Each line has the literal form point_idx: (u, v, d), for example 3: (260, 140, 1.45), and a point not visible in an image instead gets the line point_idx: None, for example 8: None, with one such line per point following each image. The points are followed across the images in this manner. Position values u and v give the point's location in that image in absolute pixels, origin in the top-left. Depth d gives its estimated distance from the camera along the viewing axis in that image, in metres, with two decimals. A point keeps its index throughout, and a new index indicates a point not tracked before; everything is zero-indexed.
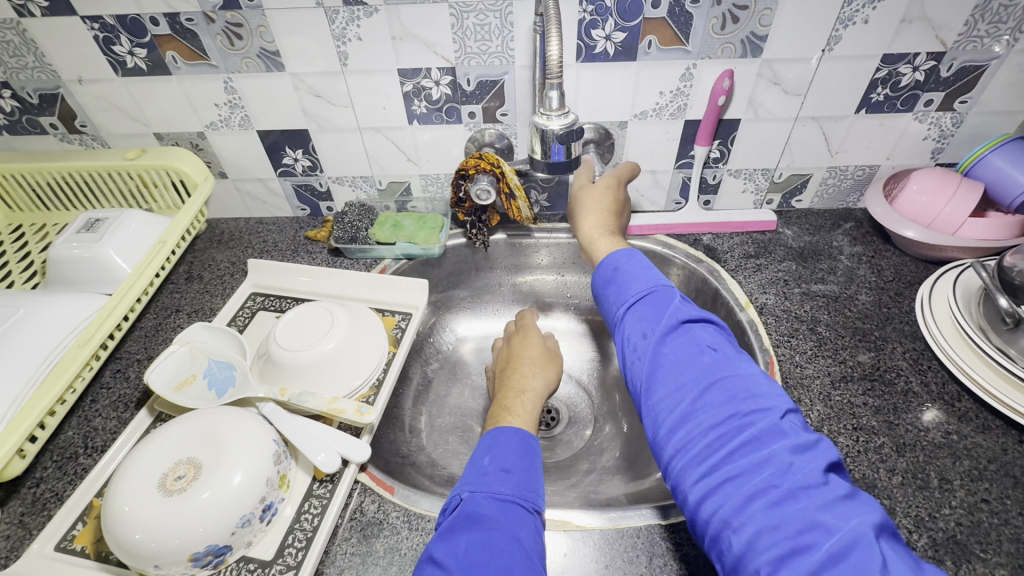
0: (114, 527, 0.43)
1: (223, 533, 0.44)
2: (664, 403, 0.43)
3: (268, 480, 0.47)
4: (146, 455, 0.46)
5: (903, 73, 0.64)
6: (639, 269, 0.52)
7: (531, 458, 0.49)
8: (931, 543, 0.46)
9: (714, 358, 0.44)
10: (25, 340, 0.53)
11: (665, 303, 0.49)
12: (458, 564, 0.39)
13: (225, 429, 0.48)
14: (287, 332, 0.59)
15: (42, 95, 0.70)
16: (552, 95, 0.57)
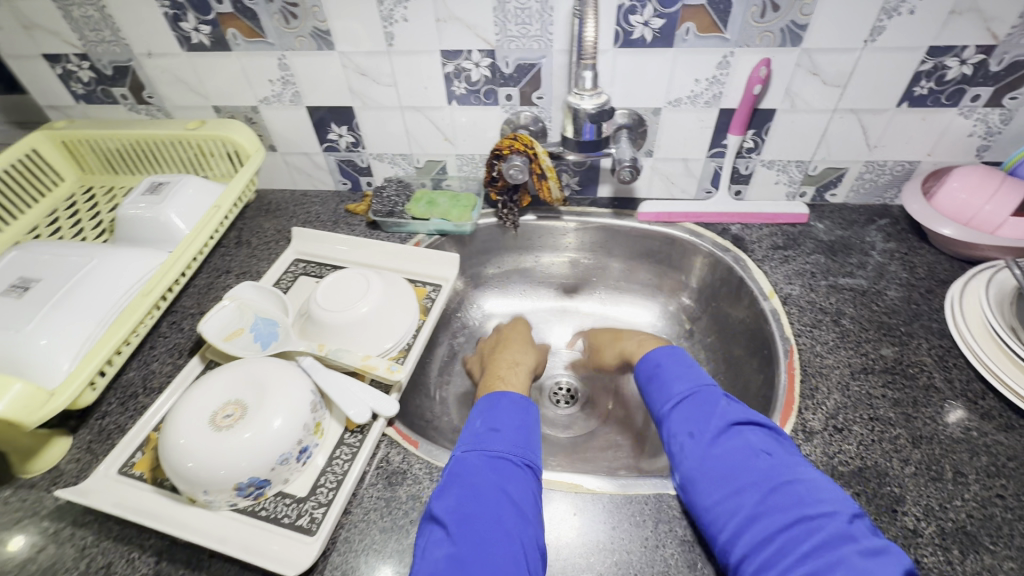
0: (170, 455, 0.47)
1: (264, 469, 0.48)
2: (723, 506, 0.46)
3: (305, 426, 0.51)
4: (199, 398, 0.50)
5: (949, 66, 0.63)
6: (680, 372, 0.60)
7: (524, 416, 0.57)
8: (939, 532, 0.46)
9: (770, 461, 0.47)
10: (97, 286, 0.58)
11: (713, 406, 0.53)
12: (450, 514, 0.45)
13: (270, 378, 0.52)
14: (327, 293, 0.63)
15: (116, 68, 0.76)
16: (587, 75, 0.61)
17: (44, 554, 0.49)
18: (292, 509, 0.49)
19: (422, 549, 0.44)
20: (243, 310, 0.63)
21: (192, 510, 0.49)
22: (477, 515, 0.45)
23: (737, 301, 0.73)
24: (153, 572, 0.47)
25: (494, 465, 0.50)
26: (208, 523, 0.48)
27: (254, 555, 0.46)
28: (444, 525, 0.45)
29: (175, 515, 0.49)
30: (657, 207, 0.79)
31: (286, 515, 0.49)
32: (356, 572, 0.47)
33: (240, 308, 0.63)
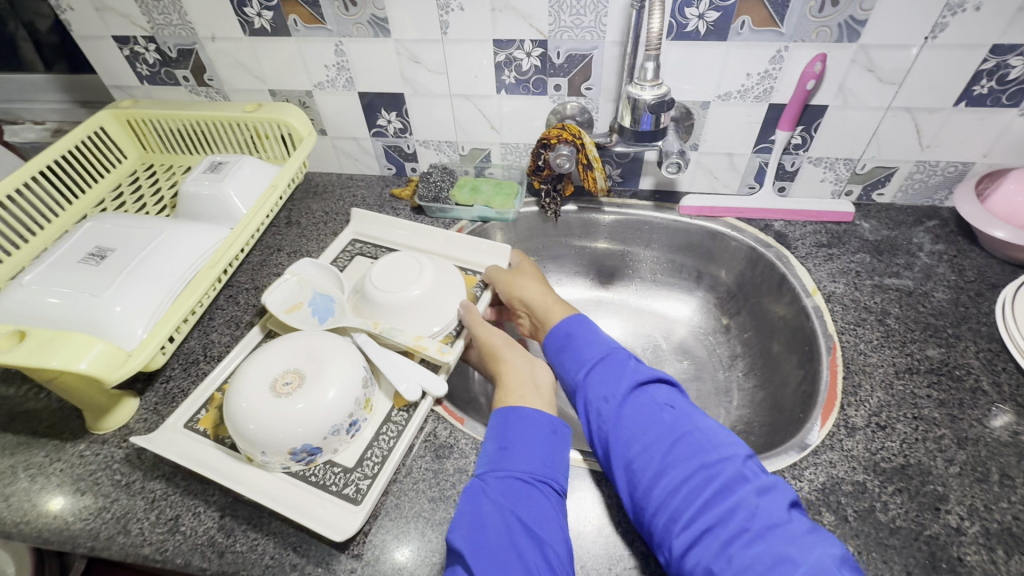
0: (234, 414, 0.50)
1: (316, 437, 0.50)
2: (637, 464, 0.47)
3: (356, 401, 0.53)
4: (259, 364, 0.52)
5: (1012, 66, 0.62)
6: (589, 336, 0.59)
7: (536, 429, 0.51)
8: (983, 531, 0.46)
9: (673, 415, 0.49)
10: (167, 258, 0.62)
11: (621, 368, 0.54)
12: (467, 545, 0.43)
13: (326, 350, 0.54)
14: (382, 274, 0.66)
15: (181, 50, 0.79)
16: (649, 66, 0.62)
17: (117, 504, 0.52)
18: (341, 476, 0.52)
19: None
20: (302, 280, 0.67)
21: (249, 470, 0.52)
22: (488, 547, 0.43)
23: (777, 297, 0.73)
24: (217, 525, 0.50)
25: (505, 487, 0.47)
26: (263, 484, 0.51)
27: (304, 516, 0.48)
28: (463, 560, 0.43)
29: (234, 472, 0.51)
30: (699, 201, 0.79)
31: (334, 483, 0.51)
32: (406, 536, 0.49)
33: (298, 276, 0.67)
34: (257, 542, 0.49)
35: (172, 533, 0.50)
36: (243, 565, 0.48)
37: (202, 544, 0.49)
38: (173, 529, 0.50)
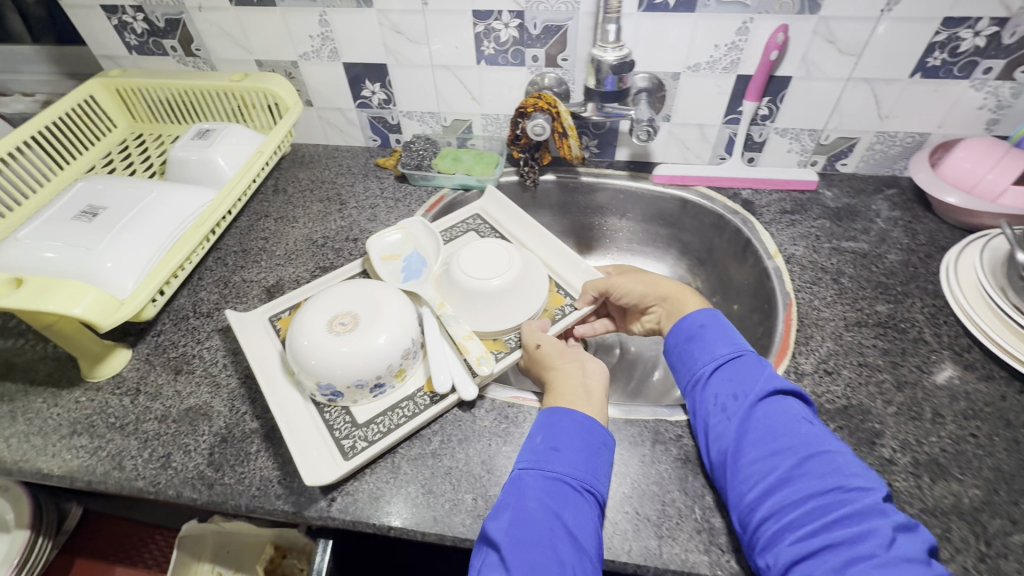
0: (296, 330, 0.54)
1: (342, 382, 0.53)
2: (757, 467, 0.46)
3: (388, 367, 0.54)
4: (332, 296, 0.56)
5: (963, 38, 0.65)
6: (722, 334, 0.55)
7: (590, 438, 0.50)
8: (913, 461, 0.50)
9: (811, 430, 0.47)
10: (156, 217, 0.64)
11: (761, 372, 0.51)
12: (504, 538, 0.43)
13: (386, 306, 0.56)
14: (476, 254, 0.65)
15: (168, 20, 0.81)
16: (611, 29, 0.66)
17: (112, 443, 0.56)
18: (348, 426, 0.54)
19: (478, 571, 0.43)
20: (414, 237, 0.72)
21: (286, 387, 0.56)
22: (528, 544, 0.43)
23: (743, 260, 0.77)
24: (207, 461, 0.54)
25: (550, 488, 0.46)
26: (286, 403, 0.55)
27: (295, 444, 0.51)
28: (498, 550, 0.43)
29: (274, 381, 0.57)
30: (671, 170, 0.83)
31: (340, 429, 0.53)
32: (384, 471, 0.53)
33: (412, 234, 0.72)
34: (244, 475, 0.53)
35: (164, 468, 0.53)
36: (231, 495, 0.51)
37: (192, 477, 0.53)
38: (165, 465, 0.54)
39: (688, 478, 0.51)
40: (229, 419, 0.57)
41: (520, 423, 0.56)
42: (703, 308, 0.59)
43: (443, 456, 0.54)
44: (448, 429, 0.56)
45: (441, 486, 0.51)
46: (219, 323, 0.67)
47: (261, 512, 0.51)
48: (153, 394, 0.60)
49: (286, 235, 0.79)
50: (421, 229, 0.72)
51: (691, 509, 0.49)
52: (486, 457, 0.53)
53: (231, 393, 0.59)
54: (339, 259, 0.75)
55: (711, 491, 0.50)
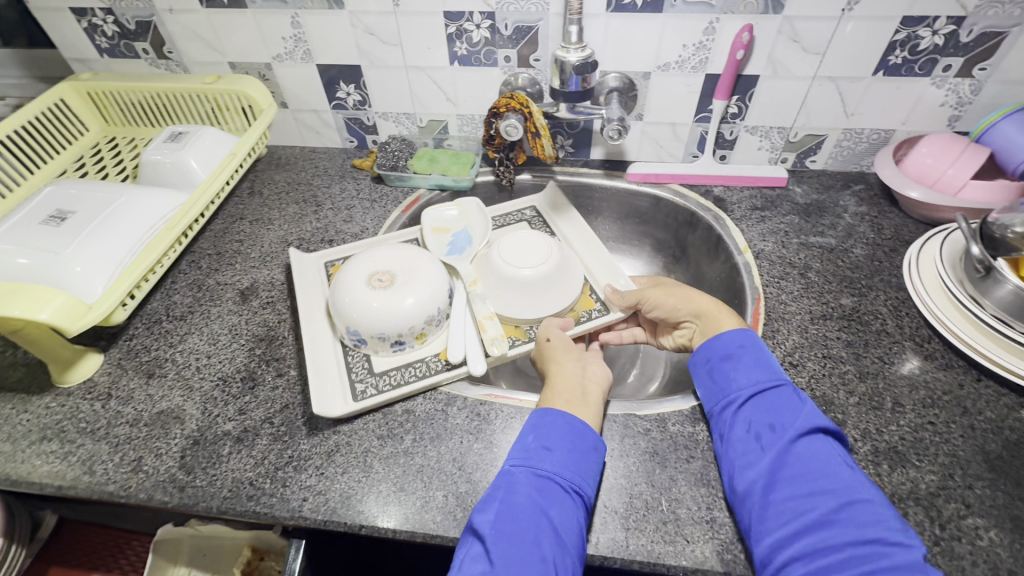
0: (341, 279, 0.62)
1: (366, 331, 0.59)
2: (791, 505, 0.44)
3: (411, 327, 0.60)
4: (378, 254, 0.63)
5: (922, 36, 0.67)
6: (761, 362, 0.54)
7: (581, 441, 0.50)
8: (873, 450, 0.52)
9: (853, 476, 0.45)
10: (127, 220, 0.64)
11: (802, 408, 0.50)
12: (490, 531, 0.44)
13: (421, 272, 0.62)
14: (520, 244, 0.69)
15: (139, 23, 0.81)
16: (574, 29, 0.67)
17: (82, 448, 0.55)
18: (365, 372, 0.60)
19: (460, 561, 0.44)
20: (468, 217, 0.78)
21: (324, 330, 0.64)
22: (515, 541, 0.44)
23: (715, 256, 0.78)
24: (178, 464, 0.54)
25: (539, 485, 0.47)
26: (318, 343, 0.62)
27: (315, 376, 0.58)
28: (484, 543, 0.44)
29: (314, 321, 0.65)
30: (644, 168, 0.84)
31: (358, 373, 0.60)
32: (356, 470, 0.53)
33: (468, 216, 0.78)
34: (215, 478, 0.53)
35: (135, 472, 0.53)
36: (202, 497, 0.51)
37: (163, 481, 0.53)
38: (136, 469, 0.53)
39: (656, 471, 0.52)
40: (200, 422, 0.57)
41: (492, 420, 0.57)
42: (740, 329, 0.57)
43: (415, 454, 0.54)
44: (421, 427, 0.56)
45: (413, 484, 0.52)
46: (192, 326, 0.67)
47: (232, 514, 0.51)
48: (125, 398, 0.60)
49: (261, 237, 0.79)
50: (476, 211, 0.77)
51: (658, 501, 0.50)
52: (457, 454, 0.54)
53: (204, 396, 0.59)
54: None
55: (678, 482, 0.51)
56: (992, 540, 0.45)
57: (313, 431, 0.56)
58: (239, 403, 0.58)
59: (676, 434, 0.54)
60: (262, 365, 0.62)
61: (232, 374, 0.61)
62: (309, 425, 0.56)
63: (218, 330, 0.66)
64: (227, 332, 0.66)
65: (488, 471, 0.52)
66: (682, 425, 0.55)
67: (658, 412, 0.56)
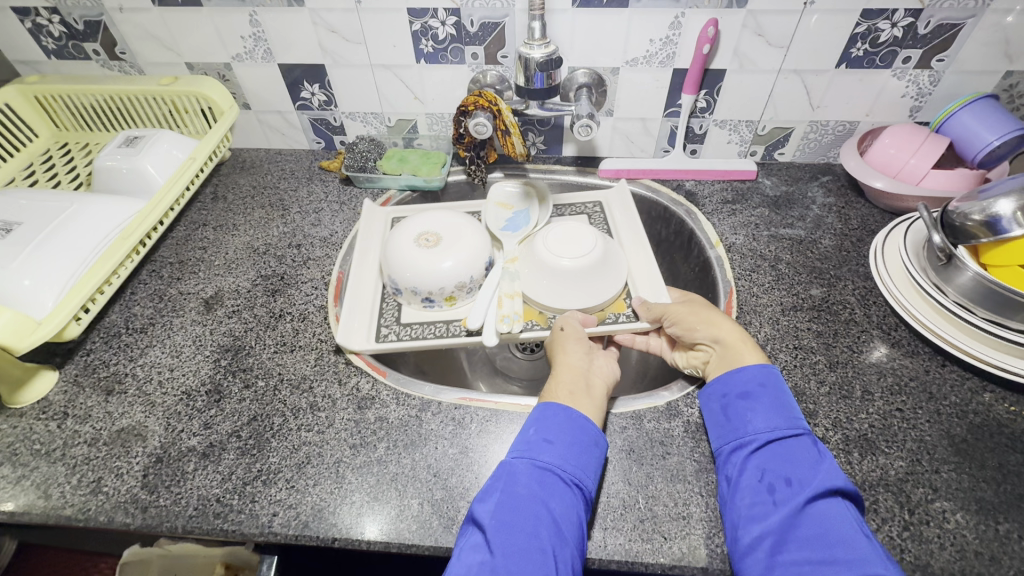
0: (395, 236, 0.69)
1: (403, 284, 0.67)
2: (799, 569, 0.41)
3: (441, 288, 0.66)
4: (433, 219, 0.70)
5: (882, 29, 0.68)
6: (782, 407, 0.50)
7: (582, 434, 0.50)
8: (844, 438, 0.52)
9: (872, 546, 0.41)
10: (78, 230, 0.61)
11: (825, 466, 0.45)
12: (491, 520, 0.44)
13: (464, 242, 0.68)
14: (566, 234, 0.68)
15: (87, 22, 0.77)
16: (536, 26, 0.66)
17: (37, 471, 0.53)
18: (393, 320, 0.68)
19: (460, 549, 0.44)
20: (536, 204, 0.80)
21: (373, 276, 0.73)
22: (513, 537, 0.43)
23: (689, 251, 0.79)
24: (141, 483, 0.52)
25: (540, 477, 0.47)
26: (364, 286, 0.71)
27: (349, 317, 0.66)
28: (483, 532, 0.44)
29: (367, 271, 0.73)
30: (617, 164, 0.84)
31: (390, 319, 0.68)
32: (329, 482, 0.51)
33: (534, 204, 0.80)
34: (180, 496, 0.51)
35: (94, 494, 0.51)
36: (166, 517, 0.49)
37: (125, 502, 0.50)
38: (95, 490, 0.51)
39: (633, 469, 0.52)
40: (164, 439, 0.55)
41: (467, 424, 0.56)
42: (763, 366, 0.53)
43: (389, 462, 0.53)
44: (394, 433, 0.55)
45: (387, 494, 0.50)
46: (154, 338, 0.64)
47: (198, 533, 0.49)
48: (82, 417, 0.57)
49: (226, 244, 0.77)
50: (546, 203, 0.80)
51: (635, 498, 0.49)
52: (432, 461, 0.53)
53: (167, 411, 0.57)
54: (282, 266, 0.73)
55: (654, 479, 0.51)
56: (958, 523, 0.46)
57: (282, 443, 0.54)
58: (204, 417, 0.56)
59: (652, 431, 0.54)
60: (228, 377, 0.60)
61: (196, 388, 0.59)
62: (278, 437, 0.55)
63: (182, 342, 0.64)
64: (190, 344, 0.64)
65: (464, 477, 0.51)
66: (658, 421, 0.55)
67: (635, 409, 0.56)
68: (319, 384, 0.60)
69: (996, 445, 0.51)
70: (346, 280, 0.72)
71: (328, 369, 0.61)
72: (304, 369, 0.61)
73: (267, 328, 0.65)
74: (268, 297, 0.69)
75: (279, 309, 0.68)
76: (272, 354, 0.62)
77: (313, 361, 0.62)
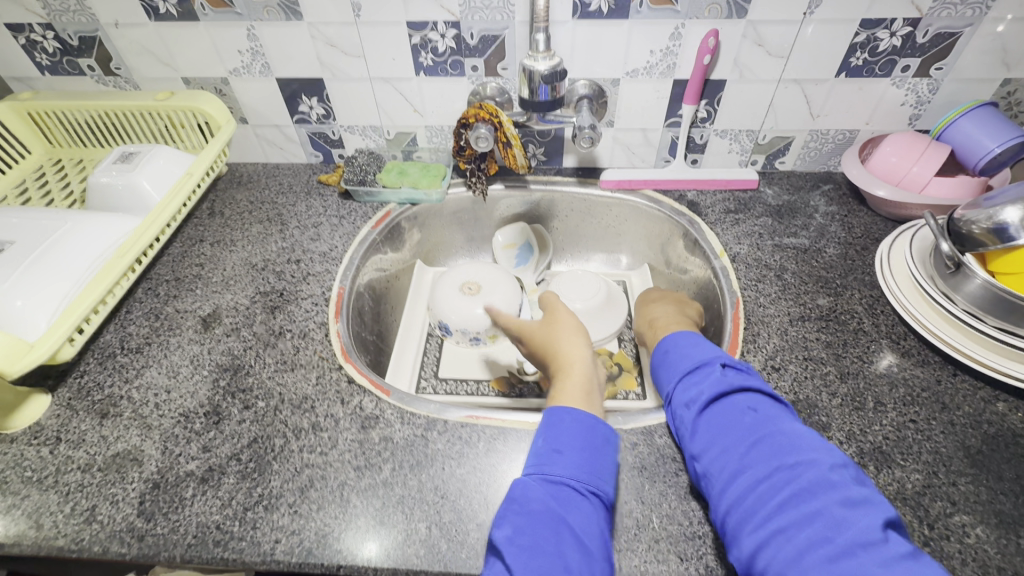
0: (440, 288, 0.80)
1: (450, 322, 0.78)
2: (714, 464, 0.44)
3: (487, 328, 0.78)
4: (470, 268, 0.81)
5: (881, 38, 0.68)
6: (676, 340, 0.55)
7: (594, 437, 0.48)
8: (858, 451, 0.51)
9: (755, 417, 0.45)
10: (73, 249, 0.60)
11: (704, 369, 0.50)
12: (510, 544, 0.41)
13: (503, 287, 0.79)
14: (568, 280, 0.84)
15: (82, 38, 0.76)
16: (540, 39, 0.65)
17: (28, 500, 0.51)
18: (432, 376, 0.79)
19: None
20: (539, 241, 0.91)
21: (420, 321, 0.86)
22: (536, 556, 0.40)
23: (694, 260, 0.79)
24: (137, 511, 0.50)
25: (554, 491, 0.44)
26: (412, 328, 0.85)
27: (396, 356, 0.80)
28: (503, 558, 0.41)
29: (412, 320, 0.86)
30: (618, 174, 0.84)
31: (428, 368, 0.80)
32: (331, 505, 0.50)
33: (541, 244, 0.92)
34: (179, 524, 0.49)
35: (89, 522, 0.49)
36: (164, 546, 0.47)
37: (121, 531, 0.48)
38: (89, 519, 0.49)
39: (645, 486, 0.50)
40: (161, 464, 0.53)
41: (475, 442, 0.54)
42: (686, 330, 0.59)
43: (395, 484, 0.51)
44: (400, 455, 0.53)
45: (393, 517, 0.49)
46: (149, 358, 0.63)
47: (198, 562, 0.47)
48: (76, 442, 0.55)
49: (223, 260, 0.75)
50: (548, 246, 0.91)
51: (649, 518, 0.48)
52: (439, 482, 0.51)
53: (164, 435, 0.55)
54: (281, 282, 0.72)
55: (668, 497, 0.49)
56: (979, 537, 0.45)
57: (284, 466, 0.53)
58: (203, 440, 0.55)
59: (666, 447, 0.53)
60: (227, 398, 0.59)
61: (194, 410, 0.57)
62: (279, 460, 0.53)
63: (178, 362, 0.62)
64: (187, 364, 0.62)
65: (474, 498, 0.50)
66: (670, 437, 0.54)
67: (645, 424, 0.55)
68: (321, 404, 0.58)
69: (1013, 456, 0.50)
70: (399, 327, 0.85)
71: (330, 388, 0.60)
72: (305, 389, 0.59)
73: (267, 346, 0.64)
74: (267, 314, 0.68)
75: (278, 326, 0.66)
76: (272, 374, 0.61)
77: (314, 380, 0.60)
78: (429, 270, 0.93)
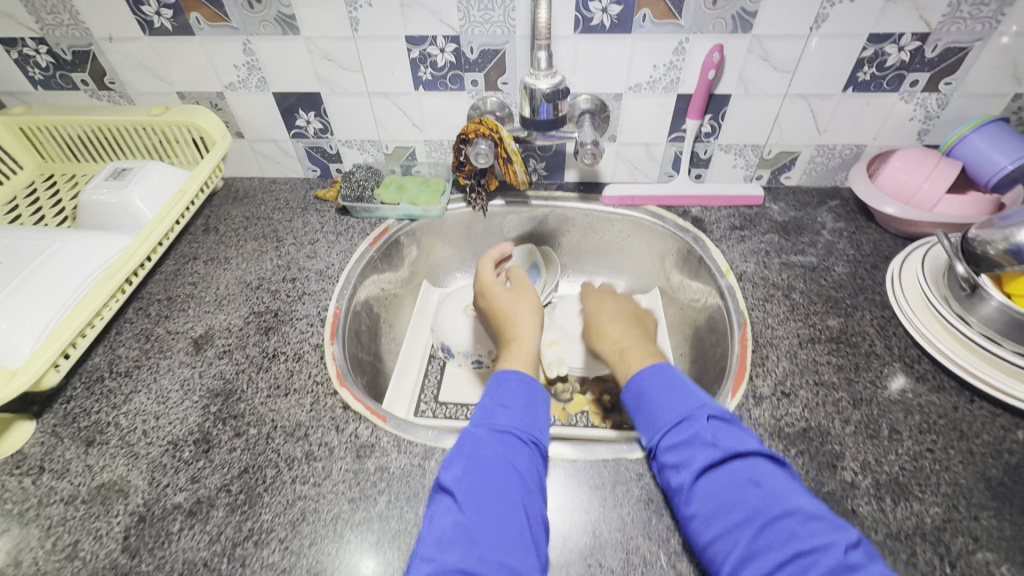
0: (443, 310, 0.81)
1: (452, 345, 0.78)
2: (719, 545, 0.41)
3: (490, 351, 0.78)
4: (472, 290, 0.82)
5: (889, 53, 0.67)
6: (661, 394, 0.52)
7: (534, 397, 0.51)
8: (874, 483, 0.49)
9: (759, 494, 0.42)
10: (62, 270, 0.58)
11: (694, 433, 0.47)
12: (459, 484, 0.43)
13: None
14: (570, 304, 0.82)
15: (75, 52, 0.75)
16: (541, 55, 0.64)
17: (8, 535, 0.49)
18: (433, 399, 0.77)
19: (429, 517, 0.42)
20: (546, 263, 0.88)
21: (424, 340, 0.85)
22: (482, 490, 0.42)
23: (699, 278, 0.77)
24: (121, 547, 0.47)
25: (500, 437, 0.46)
26: (414, 349, 0.83)
27: (397, 376, 0.78)
28: (451, 494, 0.43)
29: (416, 341, 0.84)
30: (621, 190, 0.82)
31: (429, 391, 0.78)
32: (324, 541, 0.48)
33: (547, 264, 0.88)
34: (164, 561, 0.47)
35: (70, 559, 0.47)
36: None
37: (104, 568, 0.46)
38: (71, 556, 0.47)
39: (652, 521, 0.48)
40: (147, 496, 0.51)
41: None
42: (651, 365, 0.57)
43: (390, 518, 0.49)
44: (396, 486, 0.51)
45: (388, 555, 0.47)
46: (138, 383, 0.61)
47: None
48: (60, 472, 0.53)
49: (217, 278, 0.74)
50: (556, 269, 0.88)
51: (657, 556, 0.46)
52: None
53: (151, 465, 0.53)
54: (275, 301, 0.70)
55: (676, 533, 0.47)
56: None
57: (276, 498, 0.50)
58: (192, 470, 0.53)
59: None
60: (218, 425, 0.57)
61: (183, 438, 0.55)
62: (270, 491, 0.51)
63: (168, 387, 0.60)
64: (177, 389, 0.60)
65: None
66: None
67: None
68: (315, 431, 0.56)
69: None
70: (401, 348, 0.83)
71: (324, 415, 0.58)
72: (298, 416, 0.57)
73: (260, 369, 0.62)
74: (261, 336, 0.66)
75: (272, 348, 0.64)
76: (264, 399, 0.59)
77: (308, 406, 0.58)
78: (436, 290, 0.92)
